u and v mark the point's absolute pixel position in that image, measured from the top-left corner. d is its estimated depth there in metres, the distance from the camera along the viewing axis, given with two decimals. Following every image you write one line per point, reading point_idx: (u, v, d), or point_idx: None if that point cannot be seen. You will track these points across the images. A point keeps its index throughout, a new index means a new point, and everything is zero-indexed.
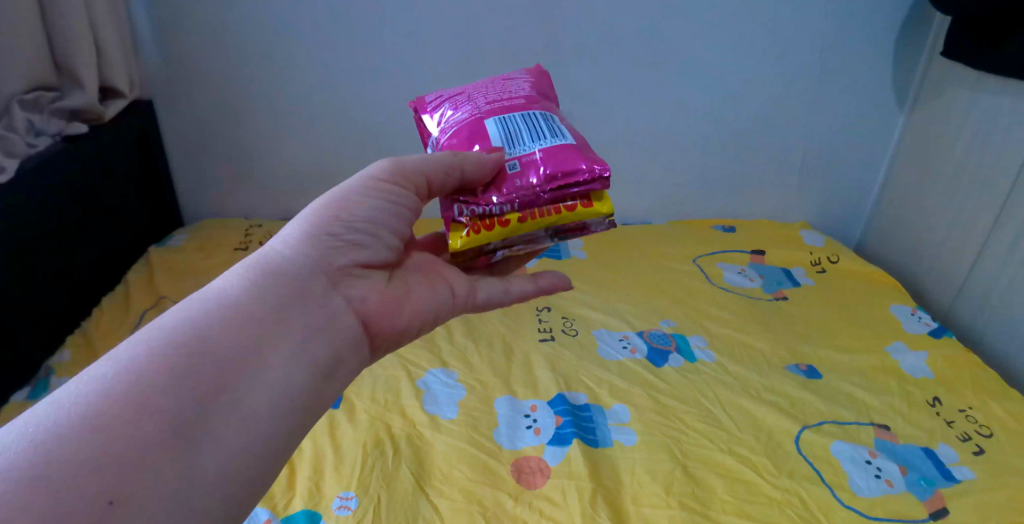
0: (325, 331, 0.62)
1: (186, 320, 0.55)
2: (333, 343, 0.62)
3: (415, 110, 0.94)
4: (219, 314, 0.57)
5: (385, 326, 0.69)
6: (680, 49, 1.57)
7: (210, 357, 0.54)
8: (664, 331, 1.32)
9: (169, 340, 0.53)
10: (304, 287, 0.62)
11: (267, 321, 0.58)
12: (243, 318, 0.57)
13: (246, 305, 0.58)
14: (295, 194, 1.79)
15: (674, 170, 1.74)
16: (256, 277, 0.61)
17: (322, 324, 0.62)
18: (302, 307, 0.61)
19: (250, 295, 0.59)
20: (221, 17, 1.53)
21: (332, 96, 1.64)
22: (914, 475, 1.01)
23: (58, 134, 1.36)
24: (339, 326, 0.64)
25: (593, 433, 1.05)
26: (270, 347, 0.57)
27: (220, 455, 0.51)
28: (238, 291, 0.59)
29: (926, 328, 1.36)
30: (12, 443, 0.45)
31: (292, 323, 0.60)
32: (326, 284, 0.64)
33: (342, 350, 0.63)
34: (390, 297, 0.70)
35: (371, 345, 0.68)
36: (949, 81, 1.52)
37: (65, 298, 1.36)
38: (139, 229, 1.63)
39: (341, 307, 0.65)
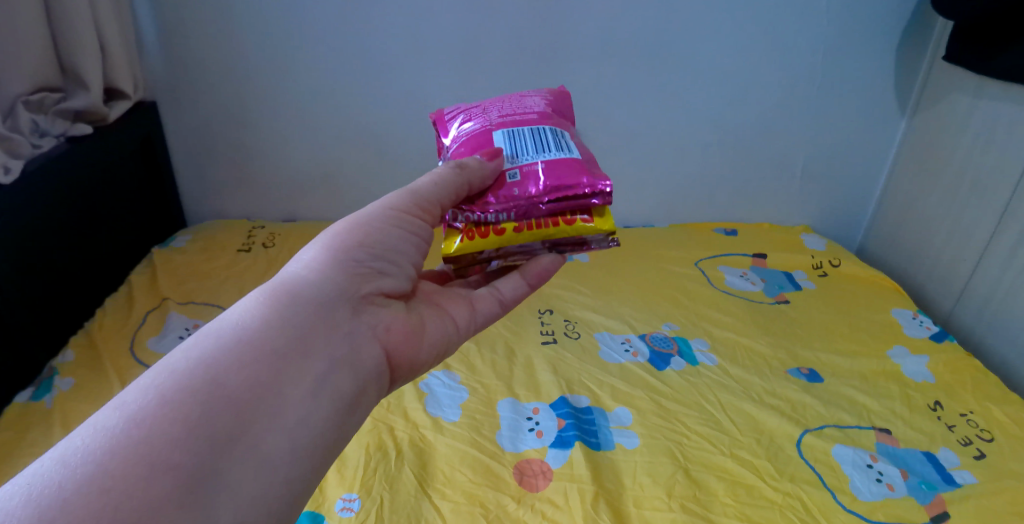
0: (346, 365, 0.62)
1: (200, 363, 0.54)
2: (353, 378, 0.62)
3: (434, 122, 0.97)
4: (233, 354, 0.56)
5: (404, 358, 0.68)
6: (683, 52, 1.57)
7: (224, 401, 0.53)
8: (665, 334, 1.32)
9: (182, 385, 0.52)
10: (321, 323, 0.62)
11: (284, 359, 0.58)
12: (259, 358, 0.56)
13: (262, 343, 0.58)
14: (297, 195, 1.79)
15: (676, 173, 1.74)
16: (271, 314, 0.60)
17: (342, 357, 0.61)
18: (320, 341, 0.61)
19: (265, 334, 0.58)
20: (226, 19, 1.54)
21: (335, 98, 1.64)
22: (915, 479, 1.02)
23: (62, 135, 1.38)
24: (360, 358, 0.63)
25: (595, 436, 1.05)
26: (287, 387, 0.56)
27: (236, 506, 0.50)
28: (253, 329, 0.58)
29: (927, 332, 1.37)
30: (22, 503, 0.44)
31: (312, 357, 0.59)
32: (344, 316, 0.64)
33: (362, 384, 0.63)
34: (406, 329, 0.69)
35: (390, 377, 0.68)
36: (949, 86, 1.52)
37: (69, 299, 1.37)
38: (141, 230, 1.64)
39: (361, 339, 0.64)
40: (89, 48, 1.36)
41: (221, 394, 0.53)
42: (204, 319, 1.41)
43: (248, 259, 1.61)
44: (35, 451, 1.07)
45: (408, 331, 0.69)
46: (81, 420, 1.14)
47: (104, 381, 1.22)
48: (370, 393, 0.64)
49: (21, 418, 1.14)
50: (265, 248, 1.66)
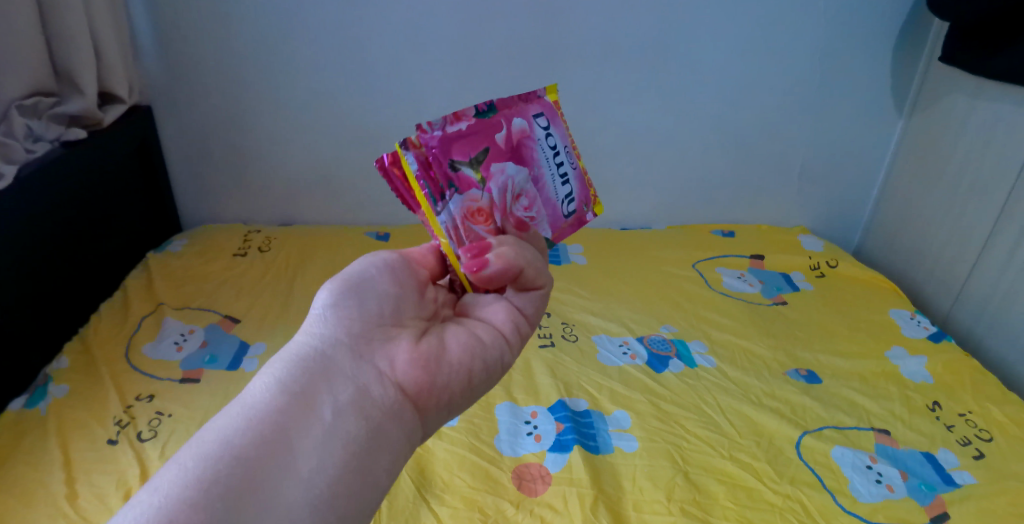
0: (354, 405, 0.49)
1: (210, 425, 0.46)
2: (367, 419, 0.49)
3: None
4: (244, 410, 0.47)
5: (460, 370, 0.54)
6: (680, 54, 1.57)
7: (235, 459, 0.44)
8: (663, 336, 1.32)
9: (194, 452, 0.44)
10: (333, 357, 0.51)
11: (280, 410, 0.47)
12: (253, 416, 0.46)
13: (255, 399, 0.48)
14: (294, 199, 1.78)
15: (674, 176, 1.74)
16: (282, 358, 0.51)
17: (348, 396, 0.49)
18: (320, 383, 0.49)
19: (276, 380, 0.49)
20: (222, 22, 1.53)
21: (332, 101, 1.64)
22: (915, 481, 1.01)
23: (57, 141, 1.36)
24: (375, 394, 0.50)
25: (594, 439, 1.05)
26: (304, 432, 0.46)
27: None
28: (264, 379, 0.49)
29: (925, 332, 1.36)
30: None
31: (308, 406, 0.48)
32: (347, 351, 0.51)
33: (384, 422, 0.49)
34: (452, 339, 0.55)
35: (449, 396, 0.54)
36: (946, 87, 1.53)
37: (64, 305, 1.36)
38: (137, 234, 1.63)
39: (371, 374, 0.51)
40: (84, 52, 1.35)
41: (230, 452, 0.44)
42: (200, 324, 1.40)
43: (244, 263, 1.61)
44: (30, 459, 1.06)
45: (441, 349, 0.54)
46: (76, 427, 1.13)
47: (99, 387, 1.21)
48: (400, 432, 0.50)
49: (15, 425, 1.13)
50: (261, 252, 1.65)
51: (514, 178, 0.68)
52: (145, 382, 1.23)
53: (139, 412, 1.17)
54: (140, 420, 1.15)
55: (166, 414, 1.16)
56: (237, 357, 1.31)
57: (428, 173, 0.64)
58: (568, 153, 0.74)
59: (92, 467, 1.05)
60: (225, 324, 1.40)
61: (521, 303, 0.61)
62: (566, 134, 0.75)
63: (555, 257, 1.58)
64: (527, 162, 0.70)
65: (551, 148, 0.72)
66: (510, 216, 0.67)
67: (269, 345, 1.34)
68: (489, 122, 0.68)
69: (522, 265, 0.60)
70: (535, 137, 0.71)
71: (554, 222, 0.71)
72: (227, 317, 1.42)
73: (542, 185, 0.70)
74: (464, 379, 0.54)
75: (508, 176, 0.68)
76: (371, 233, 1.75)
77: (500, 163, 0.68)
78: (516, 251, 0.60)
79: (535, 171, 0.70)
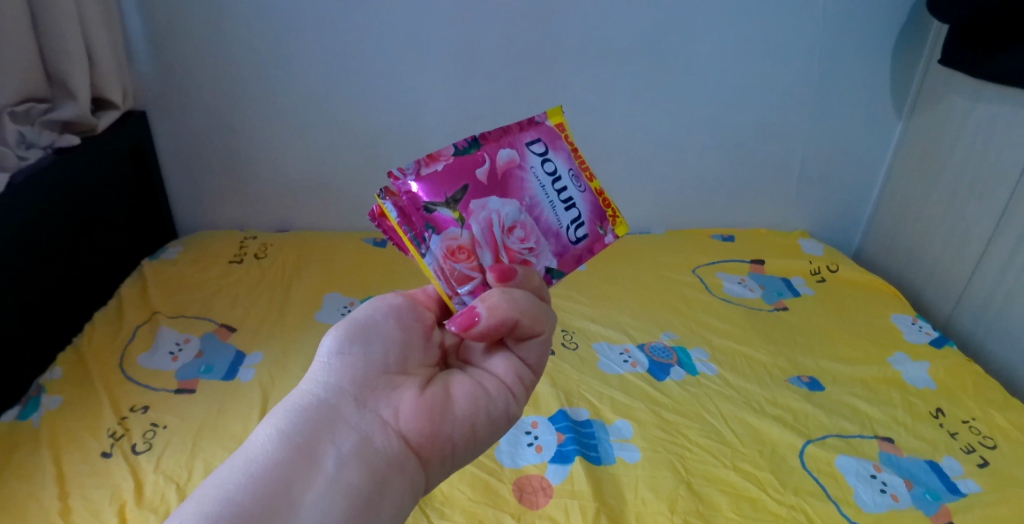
0: (357, 454, 0.53)
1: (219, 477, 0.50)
2: (369, 468, 0.52)
3: None
4: (250, 462, 0.51)
5: (457, 420, 0.57)
6: (679, 56, 1.56)
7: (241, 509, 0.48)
8: (664, 344, 1.31)
9: (204, 502, 0.48)
10: (334, 411, 0.55)
11: (290, 460, 0.51)
12: (260, 468, 0.51)
13: (266, 450, 0.52)
14: (290, 205, 1.77)
15: (673, 180, 1.73)
16: (286, 412, 0.55)
17: (350, 448, 0.53)
18: (326, 433, 0.53)
19: (280, 433, 0.53)
20: (217, 27, 1.52)
21: (328, 106, 1.62)
22: (920, 489, 1.00)
23: (49, 146, 1.35)
24: (376, 445, 0.54)
25: (595, 450, 1.04)
26: (307, 482, 0.50)
27: None
28: (270, 431, 0.53)
29: (927, 337, 1.36)
30: None
31: (315, 455, 0.52)
32: (351, 401, 0.56)
33: (385, 471, 0.53)
34: (451, 391, 0.58)
35: (448, 446, 0.57)
36: (946, 88, 1.52)
37: (58, 314, 1.34)
38: (131, 242, 1.61)
39: (374, 423, 0.55)
40: (76, 56, 1.34)
41: (237, 503, 0.48)
42: (195, 333, 1.38)
43: (240, 270, 1.59)
44: (22, 473, 1.04)
45: (441, 400, 0.57)
46: (70, 440, 1.11)
47: (93, 399, 1.20)
48: (402, 481, 0.54)
49: (7, 438, 1.11)
50: (257, 259, 1.63)
51: (501, 211, 0.69)
52: (140, 393, 1.22)
53: (133, 424, 1.15)
54: (134, 432, 1.13)
55: (161, 426, 1.14)
56: (232, 366, 1.29)
57: (408, 217, 0.68)
58: (571, 177, 0.75)
59: (86, 481, 1.04)
60: (220, 333, 1.38)
61: (523, 354, 0.63)
62: (567, 158, 0.76)
63: None
64: (517, 192, 0.71)
65: (547, 174, 0.73)
66: (498, 249, 0.68)
67: (266, 354, 1.33)
68: (470, 158, 0.70)
69: (517, 316, 0.59)
70: (524, 167, 0.72)
71: (556, 249, 0.72)
72: (222, 326, 1.41)
73: (536, 214, 0.71)
74: (464, 430, 0.57)
75: (492, 210, 0.69)
76: (368, 239, 1.74)
77: (481, 198, 0.69)
78: (509, 302, 0.59)
79: (527, 200, 0.71)
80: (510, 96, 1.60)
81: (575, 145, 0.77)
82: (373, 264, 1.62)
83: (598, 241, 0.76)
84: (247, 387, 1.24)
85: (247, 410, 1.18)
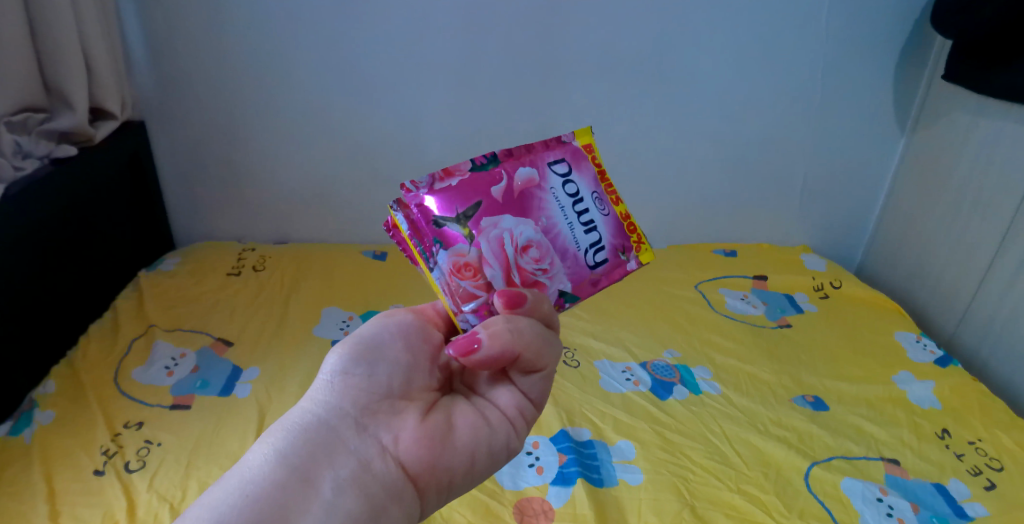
0: (356, 480, 0.53)
1: (221, 495, 0.51)
2: (367, 495, 0.53)
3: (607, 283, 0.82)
4: (253, 481, 0.52)
5: (457, 451, 0.58)
6: (682, 70, 1.56)
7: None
8: (667, 362, 1.29)
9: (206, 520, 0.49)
10: (337, 435, 0.56)
11: (290, 482, 0.52)
12: (260, 487, 0.51)
13: (267, 469, 0.53)
14: (288, 218, 1.75)
15: (675, 194, 1.72)
16: (290, 432, 0.55)
17: (349, 473, 0.54)
18: (327, 456, 0.54)
19: (283, 453, 0.54)
20: (218, 38, 1.51)
21: (328, 118, 1.61)
22: (927, 513, 0.99)
23: (46, 157, 1.34)
24: (375, 472, 0.54)
25: (598, 471, 1.02)
26: (305, 506, 0.51)
27: None
28: (272, 450, 0.54)
29: (931, 356, 1.34)
30: None
31: (314, 478, 0.53)
32: (353, 425, 0.56)
33: (382, 498, 0.54)
34: (455, 421, 0.59)
35: (447, 477, 0.57)
36: (949, 104, 1.52)
37: (53, 327, 1.32)
38: (128, 253, 1.59)
39: (374, 448, 0.56)
40: (75, 66, 1.32)
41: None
42: (191, 347, 1.36)
43: (238, 283, 1.57)
44: (13, 491, 1.02)
45: (441, 429, 0.58)
46: (62, 457, 1.09)
47: (86, 415, 1.18)
48: (398, 509, 0.54)
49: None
50: (255, 271, 1.62)
51: (514, 229, 0.68)
52: (135, 409, 1.20)
53: (127, 441, 1.13)
54: (128, 450, 1.11)
55: (155, 444, 1.12)
56: (229, 382, 1.27)
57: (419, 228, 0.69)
58: (595, 201, 0.74)
59: (78, 500, 1.01)
60: (217, 348, 1.37)
61: (525, 388, 0.63)
62: (592, 181, 0.75)
63: None
64: (534, 210, 0.70)
65: (567, 194, 0.72)
66: (509, 269, 0.67)
67: (263, 370, 1.31)
68: (488, 176, 0.70)
69: (519, 350, 0.59)
70: (543, 187, 0.71)
71: (571, 272, 0.71)
72: (219, 340, 1.39)
73: (553, 235, 0.70)
74: (462, 461, 0.58)
75: (504, 227, 0.68)
76: (367, 252, 1.72)
77: (494, 216, 0.69)
78: (513, 334, 0.58)
79: (543, 221, 0.70)
80: (512, 110, 1.59)
81: (603, 167, 0.76)
82: (372, 277, 1.61)
83: (621, 267, 0.74)
84: (244, 404, 1.22)
85: (243, 428, 1.16)
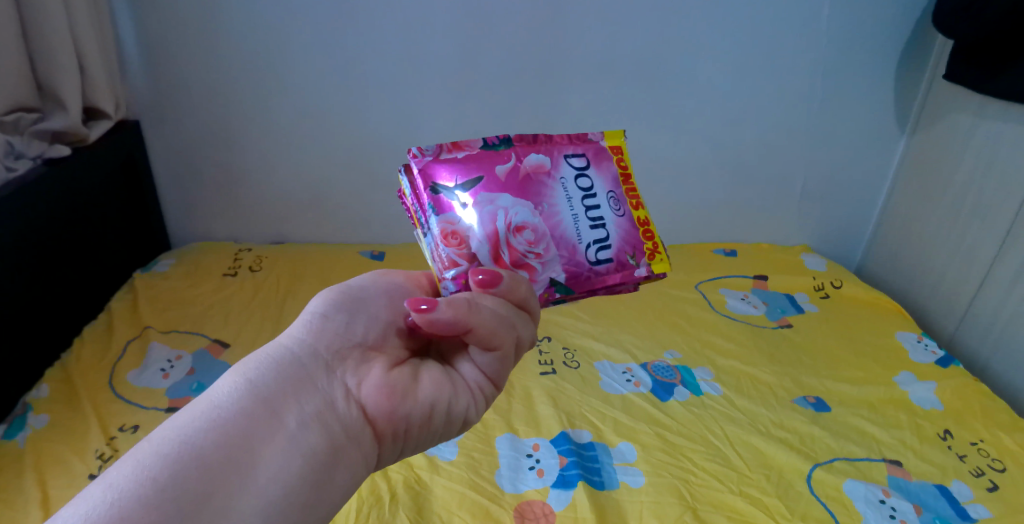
0: (321, 419, 0.51)
1: (177, 423, 0.47)
2: (330, 434, 0.50)
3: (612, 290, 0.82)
4: (214, 411, 0.48)
5: (424, 405, 0.55)
6: (682, 70, 1.55)
7: (198, 458, 0.45)
8: (667, 363, 1.29)
9: (159, 446, 0.45)
10: (307, 374, 0.52)
11: (256, 411, 0.49)
12: (224, 417, 0.48)
13: (231, 400, 0.49)
14: (285, 219, 1.74)
15: (674, 195, 1.71)
16: (258, 365, 0.52)
17: (314, 411, 0.51)
18: (294, 392, 0.51)
19: (249, 385, 0.50)
20: (214, 38, 1.50)
21: (326, 119, 1.60)
22: (929, 515, 0.98)
23: (38, 157, 1.31)
24: (340, 415, 0.52)
25: (599, 474, 1.01)
26: (267, 441, 0.48)
27: None
28: (237, 383, 0.50)
29: (932, 356, 1.34)
30: None
31: (280, 413, 0.49)
32: (322, 365, 0.53)
33: (343, 442, 0.51)
34: (424, 377, 0.57)
35: (407, 430, 0.55)
36: (950, 104, 1.51)
37: (46, 329, 1.30)
38: (122, 254, 1.57)
39: (340, 390, 0.53)
40: (67, 67, 1.31)
41: (196, 451, 0.45)
42: (187, 349, 1.35)
43: (234, 284, 1.56)
44: (6, 497, 1.01)
45: (408, 381, 0.55)
46: (55, 462, 1.07)
47: (81, 419, 1.16)
48: (357, 454, 0.52)
49: None
50: (252, 272, 1.60)
51: (512, 208, 0.70)
52: (130, 413, 1.18)
53: (122, 445, 1.11)
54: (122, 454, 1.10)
55: None
56: None
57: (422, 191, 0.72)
58: (608, 200, 0.75)
59: None
60: (213, 350, 1.35)
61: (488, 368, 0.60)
62: (610, 180, 0.76)
63: None
64: (538, 195, 0.72)
65: (576, 188, 0.74)
66: (500, 245, 0.68)
67: None
68: (499, 154, 0.73)
69: (472, 325, 0.55)
70: (553, 176, 0.73)
71: (568, 263, 0.72)
72: (215, 341, 1.38)
73: (553, 222, 0.71)
74: (426, 414, 0.55)
75: (503, 204, 0.70)
76: (364, 252, 1.71)
77: (493, 193, 0.70)
78: (471, 307, 0.55)
79: (546, 207, 0.72)
80: (511, 110, 1.58)
81: (626, 172, 0.78)
82: None
83: (625, 271, 0.74)
84: None
85: None
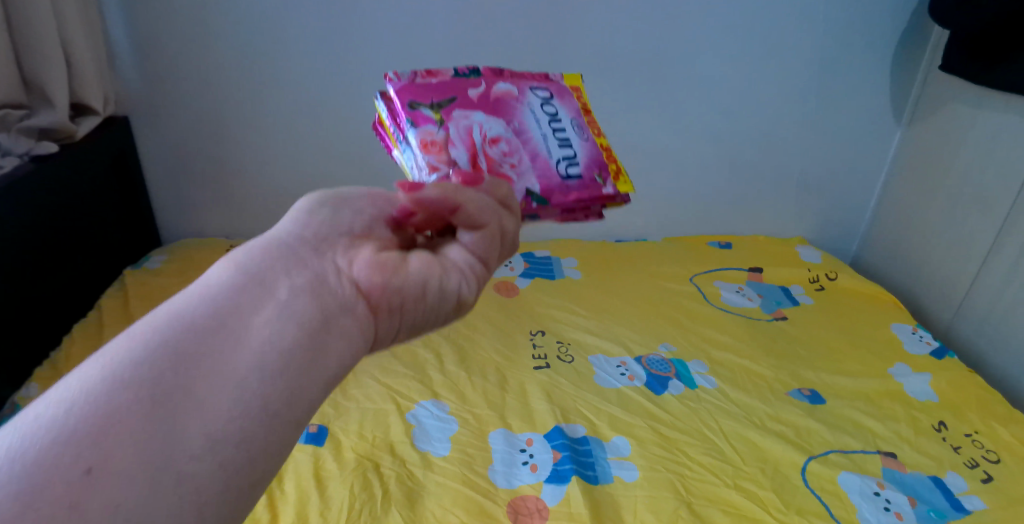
0: (309, 290, 0.39)
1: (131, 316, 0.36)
2: (323, 305, 0.39)
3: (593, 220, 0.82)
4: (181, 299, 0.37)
5: (421, 285, 0.45)
6: (678, 62, 1.53)
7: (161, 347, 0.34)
8: (662, 356, 1.28)
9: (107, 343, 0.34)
10: (289, 249, 0.41)
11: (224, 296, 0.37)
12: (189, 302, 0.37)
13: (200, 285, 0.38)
14: (277, 214, 1.72)
15: (670, 187, 1.70)
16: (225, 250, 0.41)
17: (301, 284, 0.39)
18: (273, 265, 0.40)
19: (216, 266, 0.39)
20: (205, 32, 1.47)
21: (319, 113, 1.58)
22: (924, 507, 0.98)
23: (26, 154, 1.28)
24: (333, 287, 0.40)
25: (593, 468, 1.01)
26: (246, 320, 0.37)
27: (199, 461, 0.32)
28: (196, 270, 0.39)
29: (927, 348, 1.34)
30: None
31: (260, 289, 0.38)
32: (308, 242, 0.42)
33: (342, 316, 0.40)
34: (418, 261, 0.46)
35: (406, 311, 0.44)
36: (946, 96, 1.51)
37: (36, 327, 1.29)
38: (113, 251, 1.55)
39: (331, 265, 0.42)
40: (54, 61, 1.28)
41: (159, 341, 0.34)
42: None
43: None
44: None
45: (402, 260, 0.45)
46: None
47: None
48: (358, 332, 0.40)
49: None
50: None
51: (482, 123, 0.74)
52: None
53: None
54: None
55: None
56: None
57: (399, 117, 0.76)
58: (574, 126, 0.80)
59: None
60: None
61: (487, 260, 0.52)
62: (573, 111, 0.82)
63: (549, 271, 1.56)
64: (506, 115, 0.76)
65: (541, 112, 0.79)
66: (474, 151, 0.71)
67: None
68: (469, 82, 0.78)
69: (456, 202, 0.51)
70: (520, 100, 0.79)
71: (539, 175, 0.74)
72: None
73: (522, 138, 0.76)
74: (423, 289, 0.45)
75: (473, 120, 0.74)
76: None
77: (466, 111, 0.75)
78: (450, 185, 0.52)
79: (515, 124, 0.76)
80: None
81: (586, 106, 0.85)
82: None
83: (595, 188, 0.76)
84: None
85: None
